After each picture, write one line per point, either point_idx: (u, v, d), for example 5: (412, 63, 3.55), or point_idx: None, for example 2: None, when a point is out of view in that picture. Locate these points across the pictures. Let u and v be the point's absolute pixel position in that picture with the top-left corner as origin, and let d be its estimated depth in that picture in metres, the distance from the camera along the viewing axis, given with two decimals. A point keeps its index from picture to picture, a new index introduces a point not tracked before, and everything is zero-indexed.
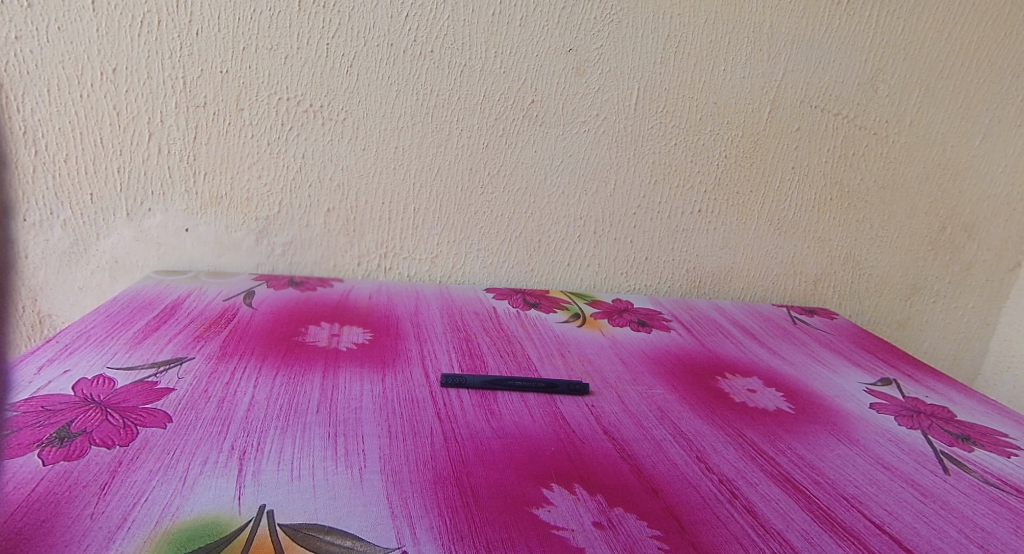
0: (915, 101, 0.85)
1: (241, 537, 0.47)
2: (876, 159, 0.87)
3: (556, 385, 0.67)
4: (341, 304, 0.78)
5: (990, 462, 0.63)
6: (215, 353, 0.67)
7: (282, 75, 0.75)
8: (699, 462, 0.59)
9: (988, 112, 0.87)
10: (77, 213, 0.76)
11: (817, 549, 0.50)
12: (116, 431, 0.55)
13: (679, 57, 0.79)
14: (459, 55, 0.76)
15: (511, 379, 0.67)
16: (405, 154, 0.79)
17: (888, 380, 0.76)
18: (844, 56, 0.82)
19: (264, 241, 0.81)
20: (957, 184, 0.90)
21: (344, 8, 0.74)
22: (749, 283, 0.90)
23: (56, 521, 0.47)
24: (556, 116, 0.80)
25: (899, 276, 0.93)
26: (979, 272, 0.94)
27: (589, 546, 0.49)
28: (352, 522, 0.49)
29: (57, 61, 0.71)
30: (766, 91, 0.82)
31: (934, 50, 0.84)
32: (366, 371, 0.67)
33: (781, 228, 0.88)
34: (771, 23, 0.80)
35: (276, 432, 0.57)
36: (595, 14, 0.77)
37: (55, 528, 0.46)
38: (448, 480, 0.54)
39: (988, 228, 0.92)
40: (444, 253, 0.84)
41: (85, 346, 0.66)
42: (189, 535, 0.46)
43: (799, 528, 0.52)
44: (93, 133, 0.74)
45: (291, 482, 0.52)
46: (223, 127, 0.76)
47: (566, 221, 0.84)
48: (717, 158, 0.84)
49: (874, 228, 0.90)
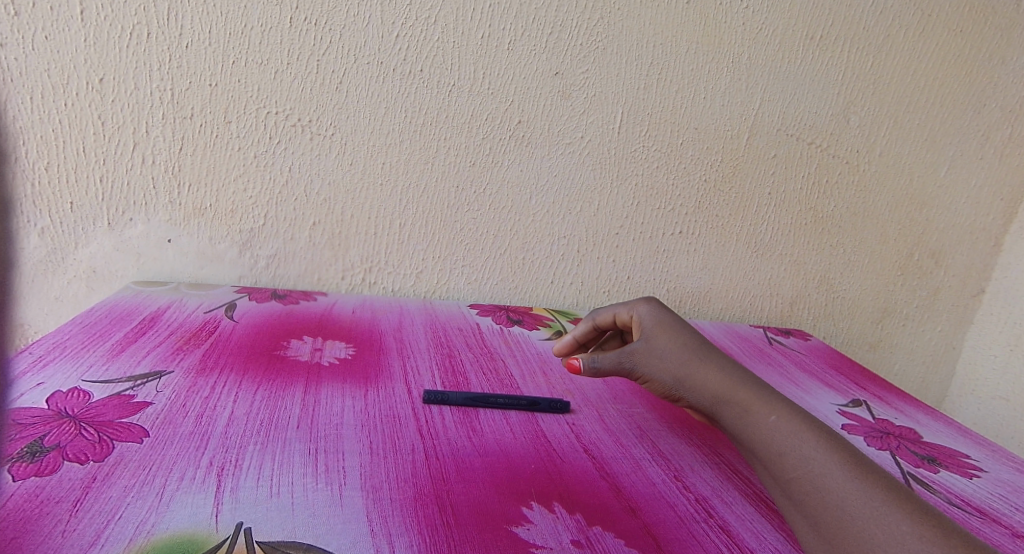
0: (884, 132, 0.89)
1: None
2: (848, 187, 0.90)
3: (538, 403, 0.67)
4: (325, 319, 0.77)
5: (953, 482, 0.65)
6: (195, 367, 0.66)
7: (271, 90, 0.75)
8: (676, 480, 0.60)
9: (952, 145, 0.92)
10: (56, 222, 0.75)
11: None
12: (90, 446, 0.54)
13: (661, 83, 0.82)
14: (448, 75, 0.78)
15: (492, 396, 0.67)
16: (392, 170, 0.80)
17: (859, 402, 0.78)
18: (817, 88, 0.86)
19: (247, 254, 0.81)
20: (924, 213, 0.94)
21: (334, 26, 0.74)
22: (728, 304, 0.93)
23: (24, 540, 0.45)
24: (541, 137, 0.81)
25: (870, 300, 0.96)
26: (945, 297, 0.98)
27: None
28: (331, 540, 0.48)
29: (42, 69, 0.70)
30: (744, 118, 0.85)
31: (902, 85, 0.88)
32: (348, 386, 0.66)
33: (758, 251, 0.91)
34: (749, 54, 0.83)
35: (255, 448, 0.56)
36: (581, 40, 0.79)
37: (23, 545, 0.45)
38: (428, 497, 0.53)
39: (953, 255, 0.96)
40: (428, 269, 0.85)
41: (59, 359, 0.64)
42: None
43: (770, 545, 0.53)
44: (75, 142, 0.73)
45: (269, 499, 0.51)
46: (210, 139, 0.76)
47: (550, 240, 0.85)
48: (697, 182, 0.86)
49: (846, 253, 0.93)
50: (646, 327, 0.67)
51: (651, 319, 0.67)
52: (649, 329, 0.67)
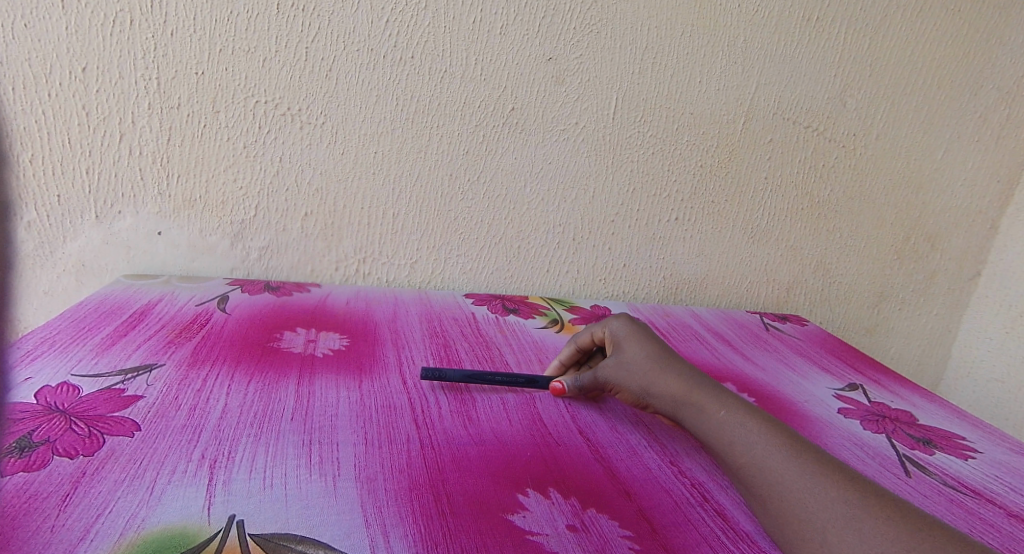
0: (880, 115, 0.88)
1: (208, 550, 0.45)
2: (844, 170, 0.90)
3: (536, 382, 0.68)
4: (318, 310, 0.77)
5: (948, 464, 0.65)
6: (186, 360, 0.65)
7: (259, 78, 0.74)
8: (672, 466, 0.60)
9: (949, 127, 0.91)
10: (43, 216, 0.74)
11: None
12: (80, 440, 0.53)
13: (657, 68, 0.81)
14: (439, 62, 0.77)
15: (491, 374, 0.68)
16: (384, 159, 0.79)
17: (855, 385, 0.78)
18: (814, 71, 0.85)
19: (238, 245, 0.80)
20: (921, 195, 0.93)
21: (323, 12, 0.73)
22: (724, 291, 0.92)
23: (12, 537, 0.45)
24: (535, 124, 0.80)
25: (867, 284, 0.96)
26: (941, 281, 0.98)
27: (563, 550, 0.49)
28: (324, 531, 0.48)
29: (23, 59, 0.69)
30: (740, 103, 0.84)
31: (899, 66, 0.87)
32: (342, 378, 0.66)
33: (754, 237, 0.90)
34: (745, 37, 0.82)
35: (248, 440, 0.55)
36: (574, 24, 0.78)
37: (11, 542, 0.44)
38: (423, 487, 0.53)
39: (949, 239, 0.96)
40: (423, 259, 0.84)
41: (48, 353, 0.64)
42: (155, 548, 0.45)
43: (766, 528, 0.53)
44: (60, 133, 0.72)
45: (261, 491, 0.50)
46: (198, 130, 0.74)
47: (545, 228, 0.85)
48: (693, 167, 0.85)
49: (842, 237, 0.93)
50: (619, 338, 0.67)
51: (626, 336, 0.67)
52: (622, 339, 0.67)
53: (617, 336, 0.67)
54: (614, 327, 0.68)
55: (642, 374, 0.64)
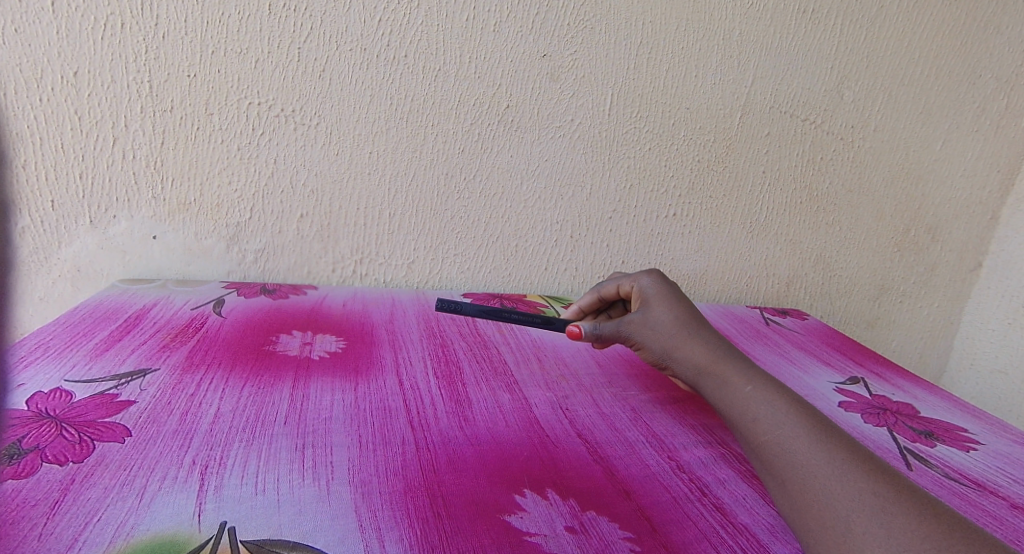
0: (878, 106, 0.88)
1: None
2: (843, 163, 0.89)
3: (553, 322, 0.67)
4: (314, 312, 0.76)
5: (950, 456, 0.64)
6: (180, 364, 0.65)
7: (251, 79, 0.73)
8: (670, 461, 0.59)
9: (947, 118, 0.90)
10: (37, 221, 0.73)
11: (780, 542, 0.51)
12: (70, 446, 0.53)
13: (651, 63, 0.80)
14: (433, 60, 0.76)
15: (507, 311, 0.67)
16: (379, 159, 0.78)
17: (856, 379, 0.78)
18: (810, 64, 0.84)
19: (234, 249, 0.79)
20: (920, 187, 0.93)
21: (315, 12, 0.72)
22: (724, 286, 0.92)
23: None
24: (531, 122, 0.80)
25: (868, 277, 0.96)
26: (942, 273, 0.97)
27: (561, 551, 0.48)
28: (318, 537, 0.47)
29: (13, 63, 0.68)
30: (736, 96, 0.84)
31: (896, 57, 0.86)
32: (338, 380, 0.65)
33: (753, 231, 0.90)
34: (740, 30, 0.81)
35: (240, 445, 0.55)
36: (567, 20, 0.77)
37: None
38: (418, 489, 0.53)
39: (949, 231, 0.96)
40: (421, 258, 0.84)
41: (41, 359, 0.63)
42: None
43: (765, 522, 0.53)
44: (53, 138, 0.71)
45: (253, 498, 0.50)
46: (191, 132, 0.74)
47: (542, 226, 0.84)
48: (691, 163, 0.85)
49: (841, 230, 0.92)
50: (648, 295, 0.67)
51: (655, 293, 0.67)
52: (651, 295, 0.67)
53: (646, 293, 0.67)
54: (645, 284, 0.68)
55: (668, 331, 0.63)
